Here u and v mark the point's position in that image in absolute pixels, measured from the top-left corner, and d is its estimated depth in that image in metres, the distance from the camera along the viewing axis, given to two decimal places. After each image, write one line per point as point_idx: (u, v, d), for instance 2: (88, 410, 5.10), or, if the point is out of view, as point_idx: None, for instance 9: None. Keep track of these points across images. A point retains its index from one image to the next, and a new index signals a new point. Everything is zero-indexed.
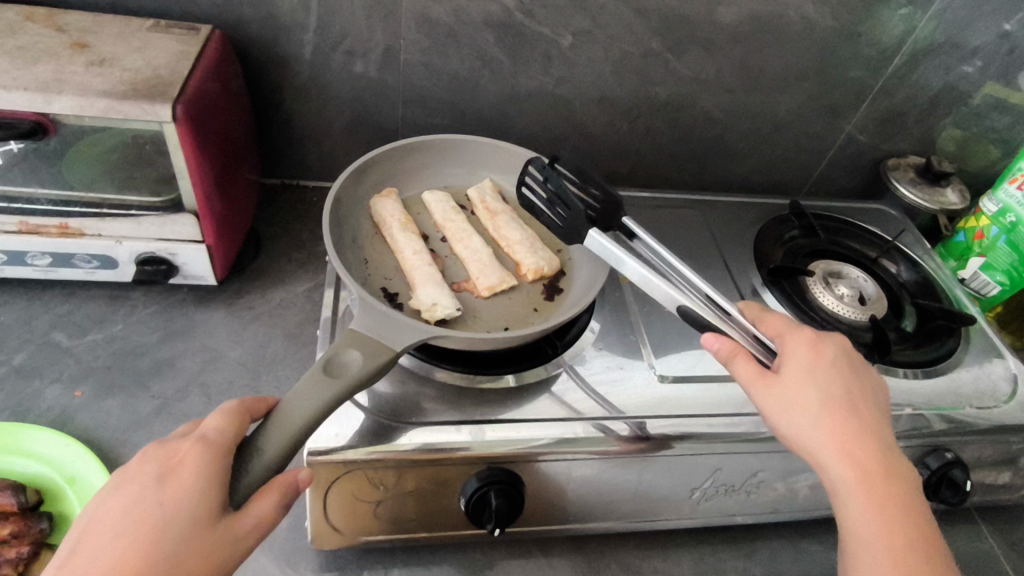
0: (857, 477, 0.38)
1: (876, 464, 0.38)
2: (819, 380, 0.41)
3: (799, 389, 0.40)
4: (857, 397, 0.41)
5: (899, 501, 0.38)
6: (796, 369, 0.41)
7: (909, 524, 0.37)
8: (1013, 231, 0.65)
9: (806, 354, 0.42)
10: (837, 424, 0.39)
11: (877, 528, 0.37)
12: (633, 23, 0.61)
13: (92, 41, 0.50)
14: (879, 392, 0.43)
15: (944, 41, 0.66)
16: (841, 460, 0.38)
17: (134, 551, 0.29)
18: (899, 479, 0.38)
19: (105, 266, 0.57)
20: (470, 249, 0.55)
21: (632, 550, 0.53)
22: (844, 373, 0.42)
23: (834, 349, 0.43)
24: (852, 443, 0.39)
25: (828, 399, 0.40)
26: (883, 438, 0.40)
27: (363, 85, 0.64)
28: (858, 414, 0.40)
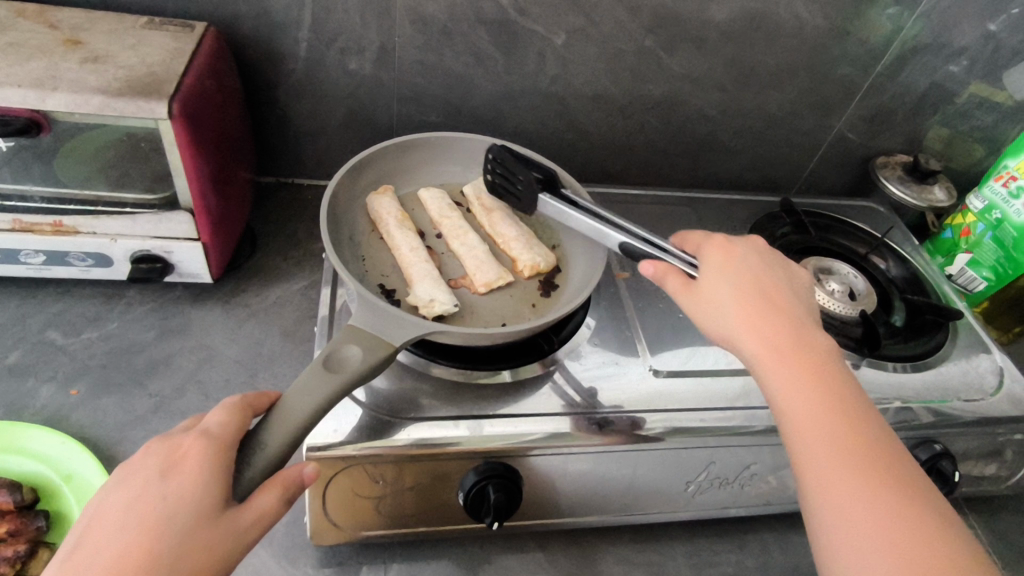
0: (772, 351, 0.40)
1: (792, 338, 0.41)
2: (730, 276, 0.44)
3: (712, 285, 0.44)
4: (770, 286, 0.44)
5: (816, 369, 0.39)
6: (711, 270, 0.45)
7: (832, 386, 0.39)
8: (998, 228, 0.66)
9: (719, 257, 0.45)
10: (750, 309, 0.42)
11: (800, 392, 0.38)
12: (626, 21, 0.62)
13: (86, 38, 0.50)
14: (795, 285, 0.46)
15: (931, 41, 0.67)
16: (754, 341, 0.41)
17: (139, 543, 0.30)
18: (817, 349, 0.41)
19: (99, 264, 0.56)
20: (467, 246, 0.56)
21: (628, 543, 0.54)
22: (754, 270, 0.45)
23: (746, 251, 0.47)
24: (766, 323, 0.41)
25: (739, 290, 0.43)
26: (797, 318, 0.42)
27: (357, 82, 0.64)
28: (770, 299, 0.43)
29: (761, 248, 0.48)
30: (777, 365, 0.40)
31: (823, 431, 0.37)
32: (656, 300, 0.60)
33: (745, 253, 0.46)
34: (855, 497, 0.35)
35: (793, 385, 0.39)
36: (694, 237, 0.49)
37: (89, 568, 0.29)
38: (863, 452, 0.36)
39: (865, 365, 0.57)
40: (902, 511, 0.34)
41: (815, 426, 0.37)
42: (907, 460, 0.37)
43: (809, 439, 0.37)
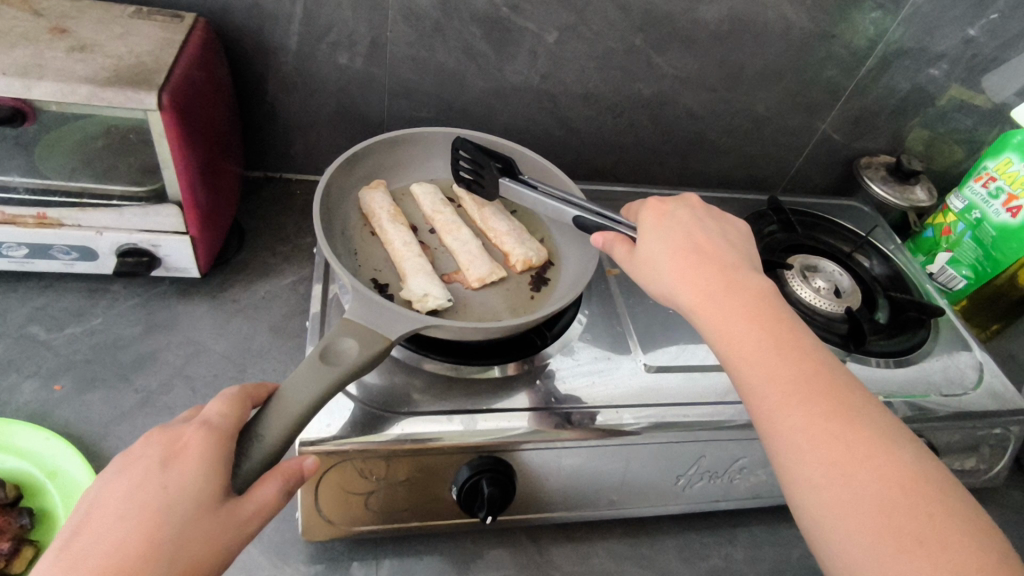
0: (708, 298, 0.40)
1: (727, 283, 0.41)
2: (661, 231, 0.45)
3: (647, 243, 0.45)
4: (702, 237, 0.45)
5: (749, 306, 0.40)
6: (646, 229, 0.46)
7: (771, 322, 0.39)
8: (978, 227, 0.68)
9: (652, 216, 0.47)
10: (683, 260, 0.43)
11: (740, 334, 0.38)
12: (618, 20, 0.62)
13: (73, 27, 0.49)
14: (727, 234, 0.47)
15: (913, 45, 0.69)
16: (687, 290, 0.41)
17: (140, 532, 0.29)
18: (753, 290, 0.41)
19: (84, 257, 0.55)
20: (460, 241, 0.56)
21: (620, 537, 0.54)
22: (683, 223, 0.46)
23: (674, 206, 0.48)
24: (699, 270, 0.42)
25: (671, 243, 0.44)
26: (730, 262, 0.43)
27: (349, 77, 0.63)
28: (701, 248, 0.44)
29: (694, 206, 0.49)
30: (714, 310, 0.40)
31: (765, 367, 0.37)
32: (646, 297, 0.61)
33: (677, 210, 0.47)
34: (794, 418, 0.35)
35: (733, 328, 0.39)
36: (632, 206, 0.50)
37: (90, 557, 0.29)
38: (807, 381, 0.36)
39: (850, 360, 0.58)
40: (851, 434, 0.34)
41: (757, 365, 0.37)
42: (851, 383, 0.37)
43: (751, 378, 0.37)
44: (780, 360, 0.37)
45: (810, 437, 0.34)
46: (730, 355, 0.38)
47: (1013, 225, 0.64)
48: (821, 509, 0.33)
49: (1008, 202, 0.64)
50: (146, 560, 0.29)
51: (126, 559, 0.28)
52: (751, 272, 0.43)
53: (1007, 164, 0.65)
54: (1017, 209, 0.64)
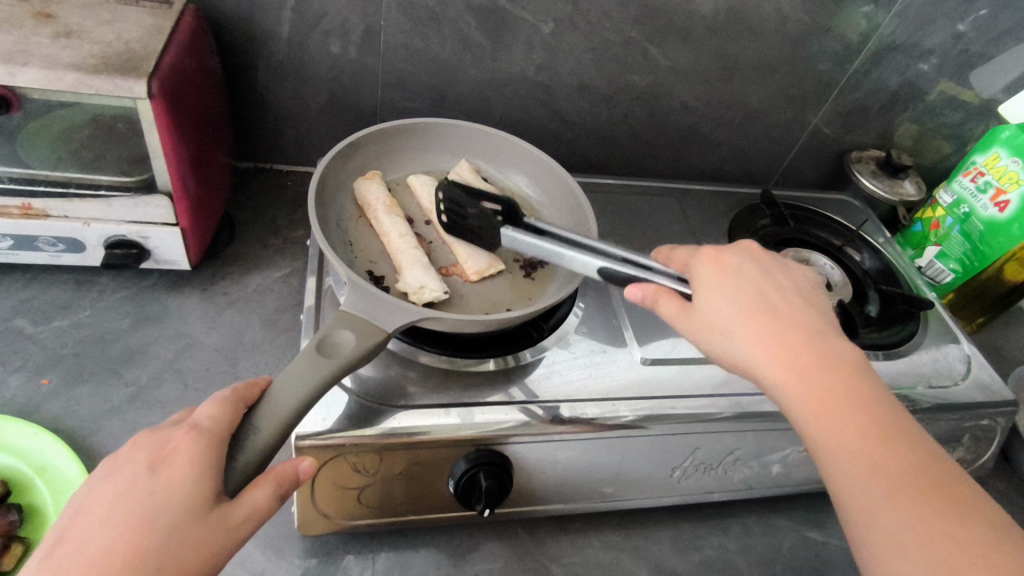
0: (795, 372, 0.38)
1: (815, 356, 0.39)
2: (729, 291, 0.42)
3: (710, 301, 0.41)
4: (772, 295, 0.42)
5: (832, 379, 0.38)
6: (705, 286, 0.42)
7: (866, 404, 0.37)
8: (966, 221, 0.69)
9: (711, 271, 0.43)
10: (760, 328, 0.40)
11: (829, 412, 0.37)
12: (613, 11, 0.62)
13: (57, 12, 0.48)
14: (798, 289, 0.44)
15: (904, 40, 0.69)
16: (768, 360, 0.39)
17: (124, 540, 0.29)
18: (844, 363, 0.39)
19: (71, 249, 0.54)
20: (457, 233, 0.55)
21: (615, 529, 0.55)
22: (750, 280, 0.43)
23: (736, 259, 0.45)
24: (784, 340, 0.39)
25: (740, 304, 0.41)
26: (813, 329, 0.41)
27: (341, 66, 0.63)
28: (775, 309, 0.41)
29: (755, 257, 0.46)
30: (805, 389, 0.38)
31: (860, 451, 0.35)
32: None
33: (739, 263, 0.44)
34: (892, 509, 0.34)
35: (827, 410, 0.37)
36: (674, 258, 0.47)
37: (73, 567, 0.28)
38: (912, 475, 0.34)
39: None
40: (966, 534, 0.32)
41: (856, 455, 0.35)
42: (956, 473, 0.35)
43: (847, 464, 0.35)
44: (879, 447, 0.35)
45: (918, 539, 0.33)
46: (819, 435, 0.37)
47: (1001, 220, 0.65)
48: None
49: (996, 196, 0.65)
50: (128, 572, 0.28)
51: (108, 569, 0.28)
52: (837, 339, 0.41)
53: (995, 158, 0.65)
54: (1005, 203, 0.64)
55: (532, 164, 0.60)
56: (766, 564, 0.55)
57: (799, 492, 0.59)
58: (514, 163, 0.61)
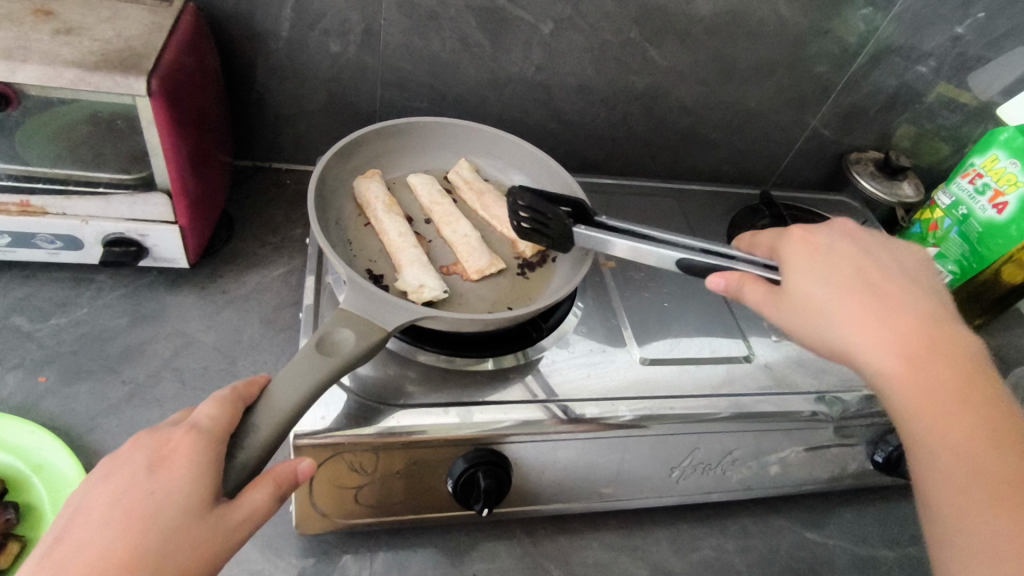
0: (901, 359, 0.37)
1: (925, 344, 0.38)
2: (827, 272, 0.41)
3: (804, 282, 0.41)
4: (872, 276, 0.41)
5: (942, 369, 0.37)
6: (796, 269, 0.42)
7: (978, 402, 0.36)
8: (964, 223, 0.68)
9: (802, 253, 0.43)
10: (862, 311, 0.39)
11: (932, 405, 0.36)
12: (613, 12, 0.62)
13: (57, 9, 0.48)
14: (902, 272, 0.43)
15: (903, 42, 0.69)
16: (871, 343, 0.38)
17: (122, 541, 0.28)
18: (959, 356, 0.37)
19: (69, 247, 0.54)
20: (457, 233, 0.55)
21: (613, 529, 0.55)
22: (851, 261, 0.42)
23: (834, 239, 0.44)
24: (892, 324, 0.38)
25: (840, 287, 0.40)
26: (925, 317, 0.39)
27: (341, 65, 0.62)
28: (877, 293, 0.40)
29: (848, 236, 0.45)
30: (912, 378, 0.36)
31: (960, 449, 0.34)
32: (641, 289, 0.61)
33: (832, 242, 0.44)
34: (988, 516, 0.32)
35: (933, 402, 0.36)
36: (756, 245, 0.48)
37: (71, 566, 0.28)
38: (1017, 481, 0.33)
39: None
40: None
41: (954, 453, 0.34)
42: None
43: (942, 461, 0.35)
44: (980, 448, 0.34)
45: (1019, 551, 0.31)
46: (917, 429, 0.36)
47: (999, 222, 0.64)
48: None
49: (994, 198, 0.64)
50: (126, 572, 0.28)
51: (106, 569, 0.28)
52: (955, 329, 0.39)
53: (993, 160, 0.64)
54: (1003, 205, 0.63)
55: (531, 163, 0.61)
56: (765, 565, 0.55)
57: (798, 493, 0.59)
58: (514, 163, 0.62)
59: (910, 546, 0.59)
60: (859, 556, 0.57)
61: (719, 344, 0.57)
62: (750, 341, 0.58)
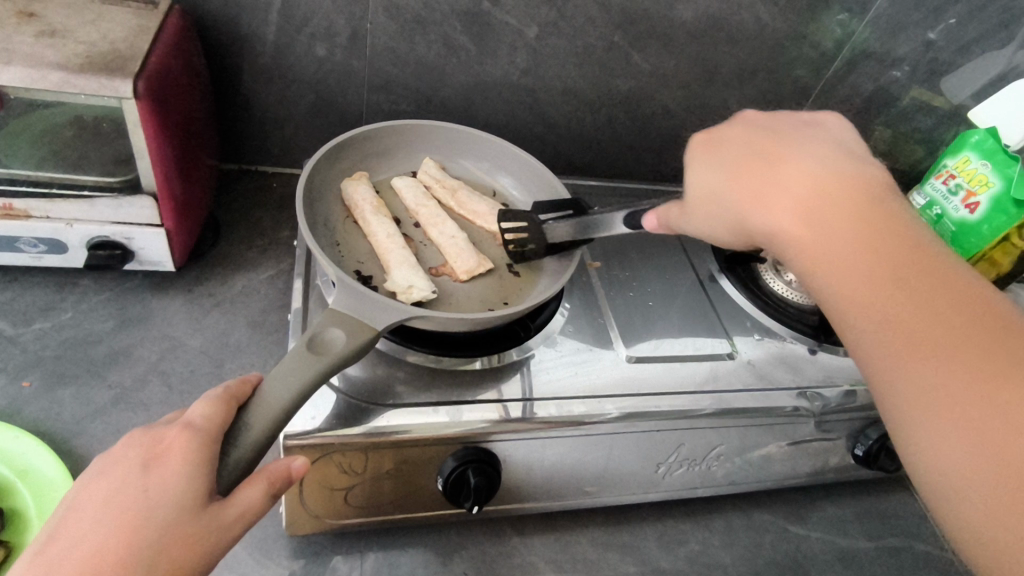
0: (803, 224, 0.35)
1: (829, 204, 0.35)
2: (724, 157, 0.39)
3: (698, 176, 0.40)
4: (771, 148, 0.39)
5: (845, 227, 0.35)
6: (696, 161, 0.40)
7: (889, 248, 0.34)
8: (938, 223, 0.66)
9: (699, 147, 0.41)
10: (756, 188, 0.37)
11: (844, 269, 0.34)
12: (596, 17, 0.63)
13: (40, 11, 0.48)
14: (806, 137, 0.40)
15: (877, 48, 0.71)
16: (771, 218, 0.36)
17: (116, 541, 0.29)
18: (862, 201, 0.35)
19: (53, 250, 0.54)
20: (445, 234, 0.56)
21: (601, 526, 0.55)
22: (747, 140, 0.40)
23: (729, 125, 0.42)
24: (788, 186, 0.36)
25: (736, 169, 0.38)
26: (823, 165, 0.37)
27: (327, 69, 0.63)
28: (772, 165, 0.38)
29: (748, 120, 0.42)
30: (813, 240, 0.35)
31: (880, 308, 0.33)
32: (627, 289, 0.62)
33: (730, 127, 0.42)
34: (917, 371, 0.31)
35: (839, 265, 0.34)
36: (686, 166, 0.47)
37: (67, 562, 0.28)
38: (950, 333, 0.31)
39: (821, 351, 0.60)
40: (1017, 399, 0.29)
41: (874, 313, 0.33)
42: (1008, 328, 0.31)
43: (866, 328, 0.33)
44: (902, 304, 0.33)
45: (952, 410, 0.30)
46: (833, 295, 0.34)
47: (971, 221, 0.63)
48: (952, 492, 0.30)
49: (967, 198, 0.63)
50: (123, 567, 0.28)
51: (100, 565, 0.28)
52: (856, 169, 0.37)
53: (966, 161, 0.63)
54: (975, 205, 0.62)
55: (517, 165, 0.61)
56: (751, 559, 0.56)
57: (782, 487, 0.60)
58: (500, 166, 0.62)
59: (891, 538, 0.61)
60: (841, 549, 0.59)
61: (702, 343, 0.58)
62: (733, 339, 0.59)
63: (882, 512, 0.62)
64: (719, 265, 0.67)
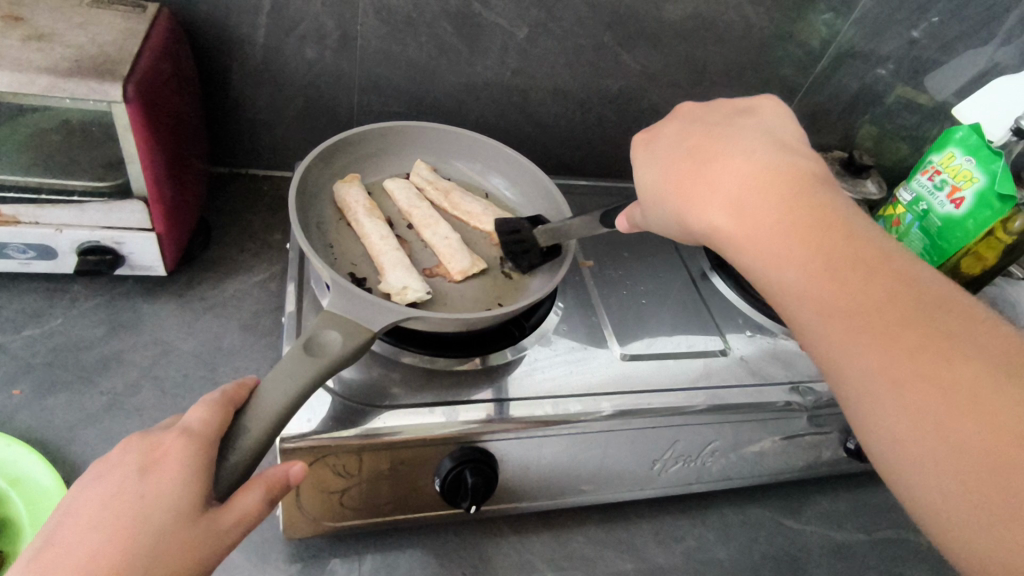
0: (730, 216, 0.35)
1: (755, 190, 0.35)
2: (658, 158, 0.40)
3: (638, 180, 0.41)
4: (700, 142, 0.39)
5: (771, 211, 0.34)
6: (638, 163, 0.42)
7: (820, 231, 0.34)
8: (925, 219, 0.67)
9: (640, 150, 0.42)
10: (684, 184, 0.37)
11: (775, 255, 0.34)
12: (586, 17, 0.64)
13: (28, 15, 0.47)
14: (736, 124, 0.40)
15: (862, 46, 0.72)
16: (700, 211, 0.36)
17: (112, 546, 0.28)
18: (788, 184, 0.35)
19: (42, 256, 0.53)
20: (438, 234, 0.56)
21: (598, 523, 0.56)
22: (678, 139, 0.40)
23: (666, 126, 0.43)
24: (713, 180, 0.36)
25: (666, 168, 0.39)
26: (746, 153, 0.37)
27: (317, 71, 0.63)
28: (699, 159, 0.38)
29: (686, 116, 0.43)
30: (739, 226, 0.35)
31: (809, 288, 0.33)
32: (620, 287, 0.62)
33: (667, 127, 0.42)
34: (853, 349, 0.31)
35: (771, 253, 0.34)
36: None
37: (63, 566, 0.28)
38: (875, 308, 0.31)
39: None
40: (954, 372, 0.29)
41: (807, 297, 0.33)
42: (931, 297, 0.32)
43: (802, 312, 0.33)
44: (832, 282, 0.32)
45: (886, 385, 0.30)
46: (770, 281, 0.34)
47: (957, 216, 0.63)
48: (900, 465, 0.30)
49: (952, 193, 0.64)
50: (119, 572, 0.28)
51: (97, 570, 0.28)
52: (780, 152, 0.37)
53: (950, 157, 0.64)
54: (960, 201, 0.63)
55: (511, 166, 0.62)
56: (747, 554, 0.57)
57: (776, 482, 0.61)
58: (493, 166, 0.62)
59: (884, 530, 0.61)
60: (835, 542, 0.59)
61: (696, 339, 0.58)
62: (726, 336, 0.60)
63: (875, 504, 0.63)
64: (710, 262, 0.67)
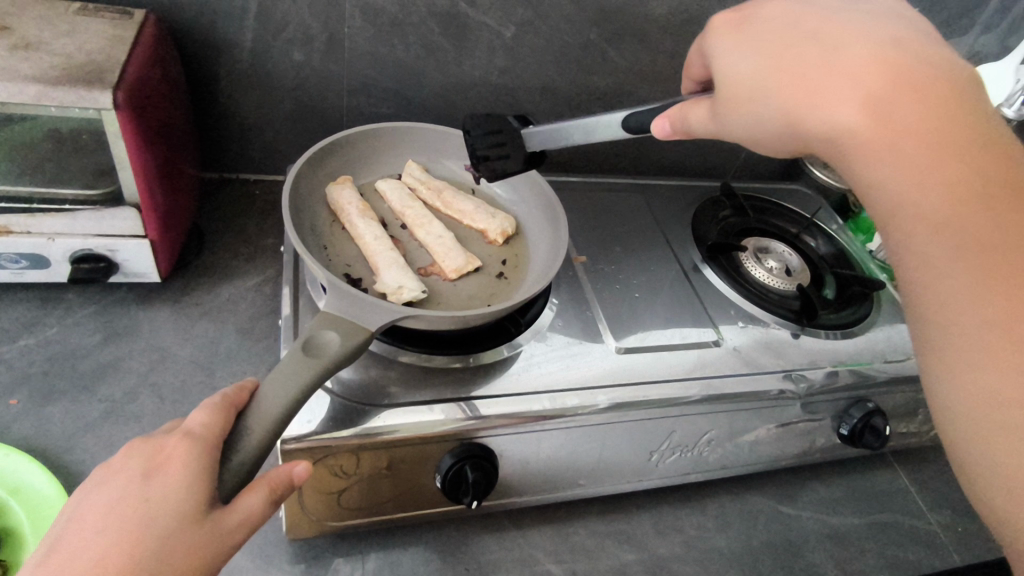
0: (869, 116, 0.32)
1: (896, 91, 0.32)
2: (760, 47, 0.36)
3: (732, 70, 0.37)
4: (820, 29, 0.35)
5: (914, 119, 0.32)
6: (727, 51, 0.38)
7: (963, 153, 0.32)
8: None
9: (727, 38, 0.38)
10: (805, 77, 0.34)
11: (910, 170, 0.32)
12: (572, 15, 0.64)
13: (14, 24, 0.47)
14: (856, 13, 0.36)
15: None
16: (826, 108, 0.33)
17: (116, 550, 0.29)
18: (935, 89, 0.33)
19: (35, 266, 0.53)
20: (432, 234, 0.56)
21: (598, 515, 0.56)
22: (788, 23, 0.36)
23: (767, 9, 0.38)
24: (851, 71, 0.33)
25: (776, 58, 0.35)
26: (889, 47, 0.33)
27: (306, 74, 0.63)
28: (824, 48, 0.34)
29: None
30: (875, 129, 0.32)
31: (941, 211, 0.32)
32: (613, 282, 0.63)
33: (768, 9, 0.38)
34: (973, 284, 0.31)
35: (911, 168, 0.32)
36: (696, 64, 0.44)
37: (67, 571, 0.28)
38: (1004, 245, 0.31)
39: (803, 334, 0.61)
40: None
41: (937, 222, 0.32)
42: None
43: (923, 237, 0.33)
44: (967, 210, 0.32)
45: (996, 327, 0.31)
46: (894, 197, 0.33)
47: None
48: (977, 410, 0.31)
49: None
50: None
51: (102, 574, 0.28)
52: (922, 51, 0.34)
53: None
54: None
55: None
56: (745, 541, 0.58)
57: (772, 469, 0.62)
58: None
59: (879, 514, 0.62)
60: (831, 527, 0.60)
61: (689, 331, 0.59)
62: (719, 327, 0.61)
63: (868, 488, 0.64)
64: (701, 254, 0.68)
